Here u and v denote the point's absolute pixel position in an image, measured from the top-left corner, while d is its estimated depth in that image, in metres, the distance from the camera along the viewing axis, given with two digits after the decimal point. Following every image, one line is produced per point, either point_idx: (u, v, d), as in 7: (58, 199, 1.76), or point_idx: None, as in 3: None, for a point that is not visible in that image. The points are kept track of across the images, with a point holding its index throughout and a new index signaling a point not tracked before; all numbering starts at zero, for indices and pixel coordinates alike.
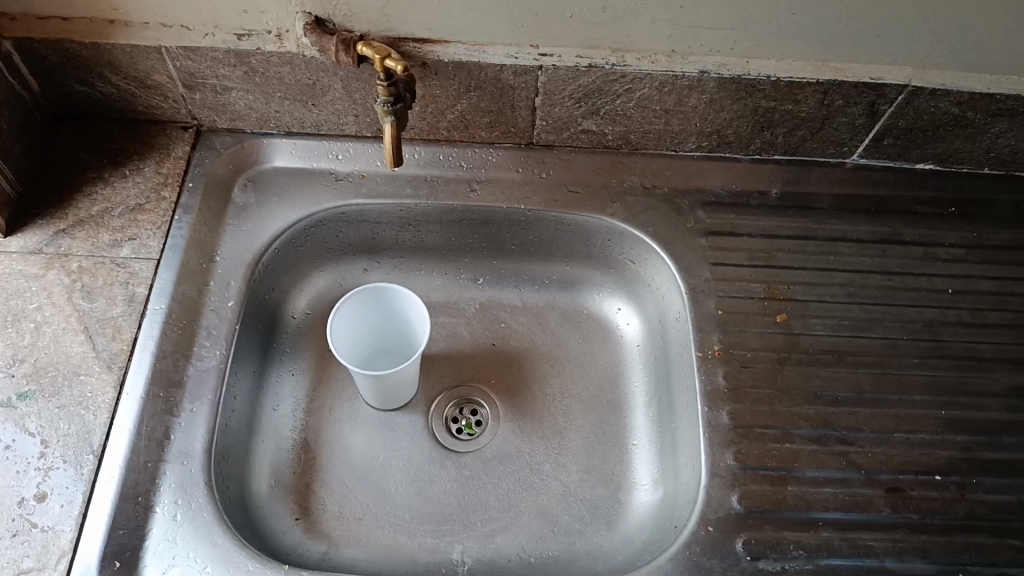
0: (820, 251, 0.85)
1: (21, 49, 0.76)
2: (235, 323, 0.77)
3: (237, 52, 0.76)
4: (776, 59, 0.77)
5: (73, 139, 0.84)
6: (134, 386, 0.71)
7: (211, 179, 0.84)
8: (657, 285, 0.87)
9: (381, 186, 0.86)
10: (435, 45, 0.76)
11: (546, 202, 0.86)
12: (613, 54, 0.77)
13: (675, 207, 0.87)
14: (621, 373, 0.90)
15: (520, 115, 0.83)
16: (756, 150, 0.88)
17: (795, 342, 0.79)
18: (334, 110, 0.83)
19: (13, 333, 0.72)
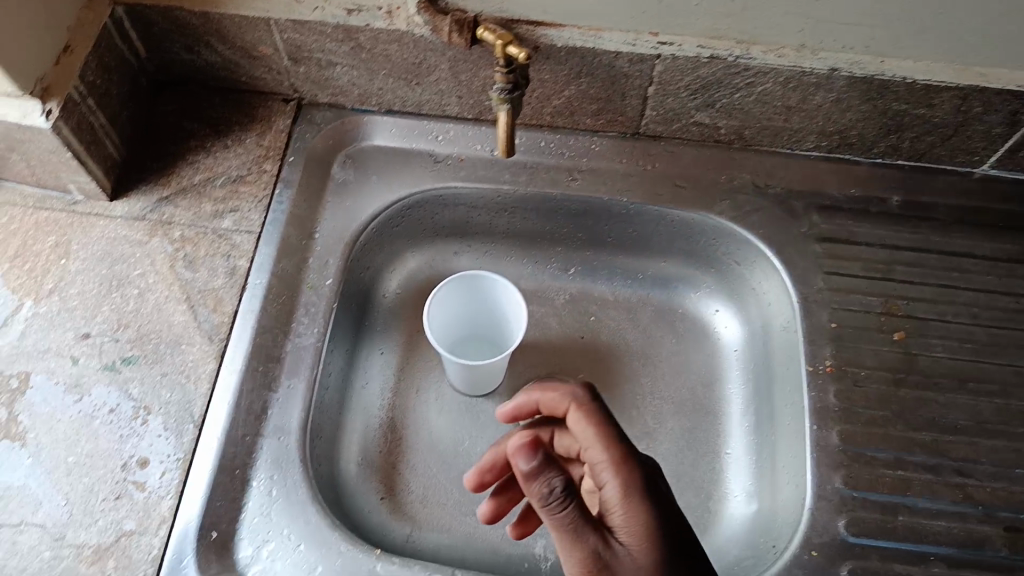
0: (944, 267, 0.80)
1: (131, 14, 0.75)
2: (332, 302, 0.77)
3: (346, 27, 0.73)
4: (914, 60, 0.71)
5: (177, 104, 0.84)
6: (234, 358, 0.72)
7: (310, 154, 0.83)
8: (763, 290, 0.83)
9: (482, 171, 0.84)
10: (550, 28, 0.72)
11: (650, 197, 0.83)
12: (738, 46, 0.72)
13: (787, 209, 0.82)
14: (715, 378, 0.87)
15: (629, 104, 0.80)
16: (879, 153, 0.83)
17: (911, 362, 0.76)
18: (437, 90, 0.81)
19: (118, 298, 0.73)
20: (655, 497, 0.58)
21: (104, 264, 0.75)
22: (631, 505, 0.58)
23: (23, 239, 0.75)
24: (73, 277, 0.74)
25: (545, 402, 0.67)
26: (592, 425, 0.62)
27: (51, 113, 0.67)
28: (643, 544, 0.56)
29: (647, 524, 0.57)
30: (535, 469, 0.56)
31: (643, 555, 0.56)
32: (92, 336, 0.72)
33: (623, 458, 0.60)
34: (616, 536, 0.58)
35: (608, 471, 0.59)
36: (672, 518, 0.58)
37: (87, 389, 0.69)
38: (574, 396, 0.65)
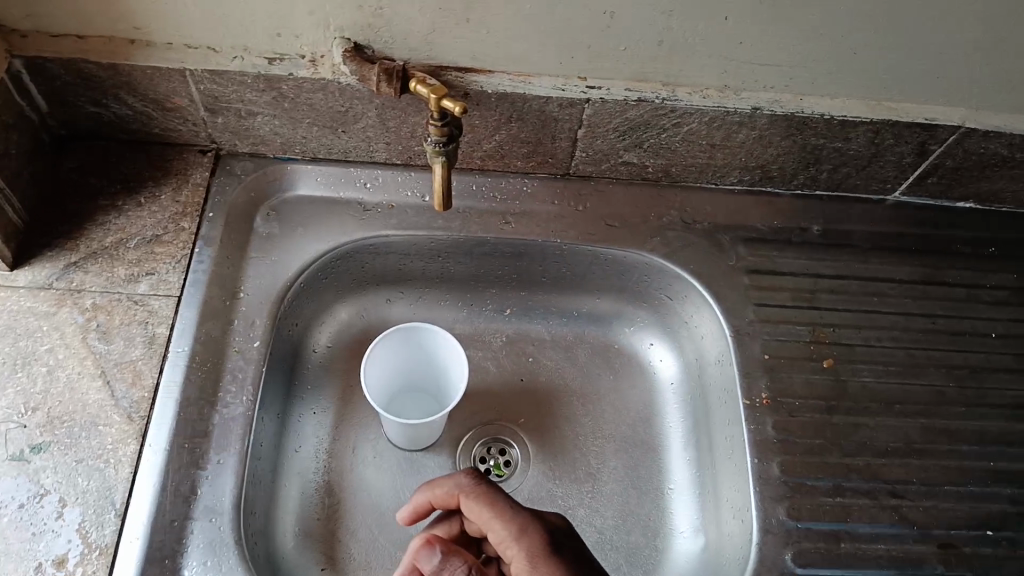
0: (864, 292, 0.83)
1: (32, 67, 0.71)
2: (261, 366, 0.72)
3: (268, 77, 0.71)
4: (829, 97, 0.75)
5: (82, 161, 0.79)
6: (157, 437, 0.66)
7: (231, 208, 0.79)
8: (696, 324, 0.84)
9: (413, 217, 0.82)
10: (480, 74, 0.72)
11: (583, 236, 0.82)
12: (663, 88, 0.73)
13: (716, 243, 0.83)
14: (656, 413, 0.87)
15: (559, 146, 0.79)
16: (800, 185, 0.85)
17: (842, 389, 0.78)
18: (365, 137, 0.79)
19: (24, 378, 0.68)
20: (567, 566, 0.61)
21: (7, 339, 0.69)
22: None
23: None
24: None
25: (437, 500, 0.68)
26: (501, 519, 0.64)
27: None
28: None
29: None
30: (435, 567, 0.60)
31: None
32: None
33: (517, 544, 0.63)
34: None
35: (507, 550, 0.64)
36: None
37: None
38: (460, 486, 0.67)
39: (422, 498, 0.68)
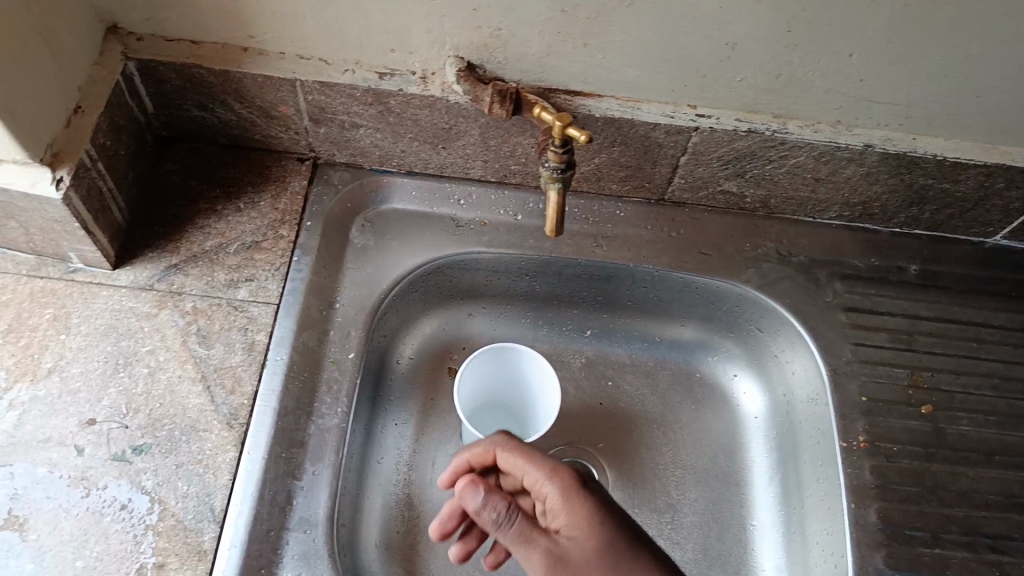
0: (964, 337, 0.81)
1: (144, 70, 0.70)
2: (355, 377, 0.73)
3: (377, 91, 0.71)
4: (943, 138, 0.73)
5: (181, 163, 0.79)
6: (255, 445, 0.67)
7: (328, 218, 0.79)
8: (788, 360, 0.83)
9: (506, 236, 0.82)
10: (588, 98, 0.71)
11: (676, 264, 0.81)
12: (775, 120, 0.72)
13: (811, 277, 0.82)
14: (738, 446, 0.86)
15: (659, 172, 0.78)
16: (900, 222, 0.83)
17: (941, 436, 0.76)
18: (463, 154, 0.79)
19: (126, 378, 0.68)
20: (601, 508, 0.57)
21: (110, 338, 0.70)
22: (562, 522, 0.58)
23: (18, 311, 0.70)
24: (75, 354, 0.69)
25: (473, 460, 0.66)
26: (533, 464, 0.61)
27: (61, 181, 0.62)
28: (578, 536, 0.56)
29: (583, 535, 0.56)
30: (478, 506, 0.57)
31: (585, 556, 0.55)
32: (99, 423, 0.66)
33: (549, 484, 0.60)
34: (575, 552, 0.55)
35: (544, 487, 0.60)
36: (609, 519, 0.57)
37: (95, 482, 0.64)
38: (494, 441, 0.64)
39: (465, 455, 0.66)
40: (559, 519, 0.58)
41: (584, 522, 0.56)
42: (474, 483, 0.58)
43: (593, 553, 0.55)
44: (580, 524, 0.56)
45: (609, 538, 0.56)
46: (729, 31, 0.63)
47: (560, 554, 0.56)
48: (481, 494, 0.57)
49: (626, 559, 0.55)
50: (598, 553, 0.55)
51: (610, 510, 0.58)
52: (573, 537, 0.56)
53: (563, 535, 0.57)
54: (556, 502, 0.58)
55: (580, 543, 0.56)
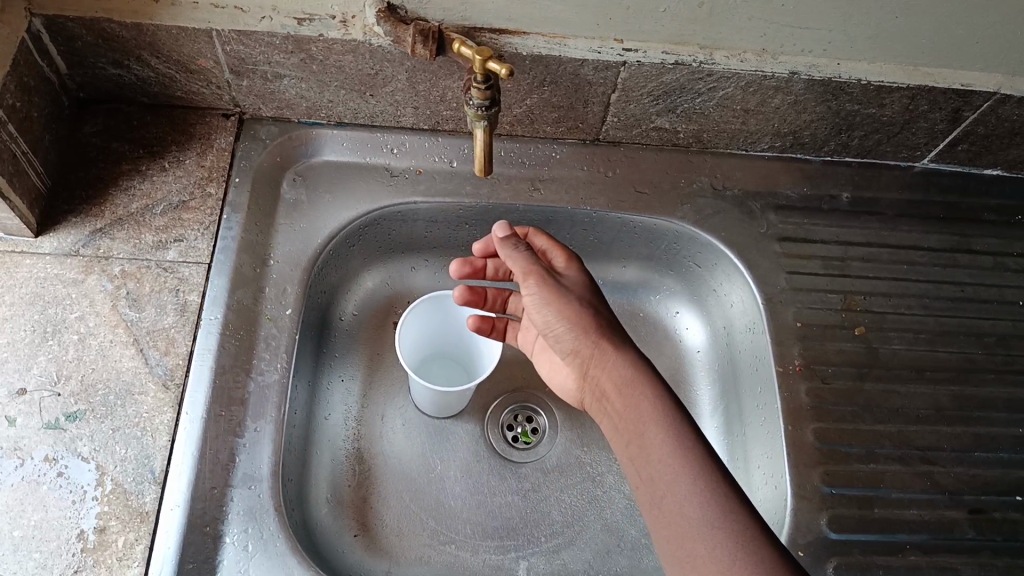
0: (894, 260, 0.83)
1: (50, 27, 0.67)
2: (294, 333, 0.72)
3: (297, 38, 0.69)
4: (866, 62, 0.74)
5: (101, 125, 0.76)
6: (193, 405, 0.67)
7: (258, 174, 0.77)
8: (725, 292, 0.84)
9: (441, 184, 0.81)
10: (514, 36, 0.70)
11: (613, 203, 0.82)
12: (701, 51, 0.72)
13: (746, 210, 0.83)
14: (683, 380, 0.87)
15: (591, 111, 0.78)
16: (830, 151, 0.85)
17: (874, 356, 0.78)
18: (392, 101, 0.77)
19: (55, 346, 0.67)
20: (590, 303, 0.67)
21: (36, 307, 0.68)
22: (585, 295, 0.67)
23: None
24: (1, 323, 0.67)
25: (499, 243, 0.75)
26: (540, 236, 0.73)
27: None
28: (570, 329, 0.65)
29: (574, 314, 0.65)
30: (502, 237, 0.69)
31: (595, 349, 0.65)
32: (29, 392, 0.65)
33: (575, 273, 0.70)
34: (584, 345, 0.65)
35: (569, 274, 0.70)
36: (602, 322, 0.65)
37: (29, 452, 0.63)
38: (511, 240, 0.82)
39: (480, 243, 0.76)
40: (580, 289, 0.68)
41: (573, 308, 0.65)
42: (506, 237, 0.68)
43: (596, 342, 0.64)
44: (561, 309, 0.66)
45: (597, 327, 0.65)
46: None
47: (578, 345, 0.66)
48: (514, 244, 0.68)
49: (615, 347, 0.64)
50: (605, 354, 0.64)
51: (601, 307, 0.66)
52: (572, 328, 0.65)
53: (584, 297, 0.67)
54: (566, 280, 0.69)
55: (582, 334, 0.65)
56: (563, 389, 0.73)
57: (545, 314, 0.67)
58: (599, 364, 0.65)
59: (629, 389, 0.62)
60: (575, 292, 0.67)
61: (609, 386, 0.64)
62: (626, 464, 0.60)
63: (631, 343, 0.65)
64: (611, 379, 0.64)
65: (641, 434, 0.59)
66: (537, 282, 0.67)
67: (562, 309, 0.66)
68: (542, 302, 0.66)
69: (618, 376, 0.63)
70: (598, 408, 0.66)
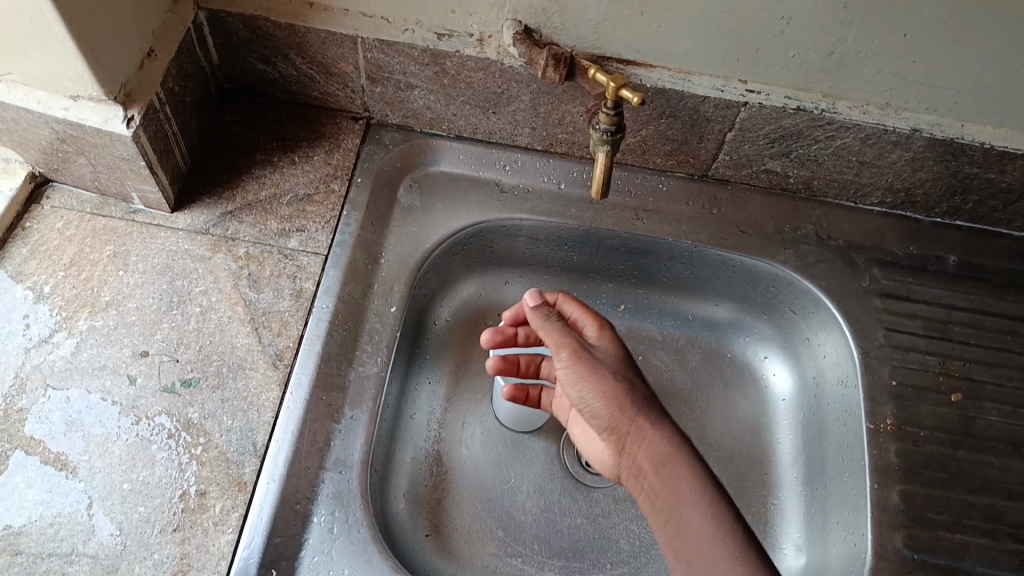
0: (998, 329, 0.81)
1: (212, 20, 0.73)
2: (396, 331, 0.75)
3: (435, 52, 0.72)
4: (992, 126, 0.73)
5: (241, 115, 0.82)
6: (298, 386, 0.69)
7: (378, 176, 0.81)
8: (819, 342, 0.83)
9: (548, 204, 0.83)
10: (640, 68, 0.72)
11: (715, 241, 0.82)
12: (824, 99, 0.73)
13: (849, 262, 0.83)
14: (765, 426, 0.87)
15: (705, 147, 0.79)
16: (941, 212, 0.84)
17: (969, 425, 0.76)
18: (512, 120, 0.80)
19: (178, 316, 0.71)
20: (620, 373, 0.69)
21: (165, 277, 0.73)
22: (617, 366, 0.69)
23: (79, 246, 0.73)
24: (132, 289, 0.72)
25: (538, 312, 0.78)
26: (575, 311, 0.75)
27: (132, 119, 0.65)
28: (606, 405, 0.67)
29: (607, 388, 0.67)
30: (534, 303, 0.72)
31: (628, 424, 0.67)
32: (151, 354, 0.69)
33: (607, 343, 0.72)
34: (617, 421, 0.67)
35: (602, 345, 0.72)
36: (634, 394, 0.67)
37: (145, 412, 0.66)
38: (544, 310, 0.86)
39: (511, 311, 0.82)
40: (616, 362, 0.70)
41: (605, 383, 0.68)
42: (538, 306, 0.72)
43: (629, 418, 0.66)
44: (596, 385, 0.68)
45: (630, 403, 0.67)
46: (785, 5, 0.64)
47: (609, 420, 0.68)
48: (546, 316, 0.71)
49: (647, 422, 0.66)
50: (639, 432, 0.66)
51: (632, 377, 0.68)
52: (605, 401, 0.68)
53: (616, 368, 0.69)
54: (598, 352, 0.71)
55: (615, 409, 0.67)
56: (599, 460, 0.75)
57: (579, 390, 0.69)
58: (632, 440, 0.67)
59: (663, 467, 0.64)
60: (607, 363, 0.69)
61: (645, 463, 0.66)
62: (663, 539, 0.62)
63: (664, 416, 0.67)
64: (647, 456, 0.65)
65: (680, 512, 0.61)
66: (569, 355, 0.70)
67: (594, 386, 0.68)
68: (576, 381, 0.69)
69: (654, 452, 0.65)
70: (633, 484, 0.68)
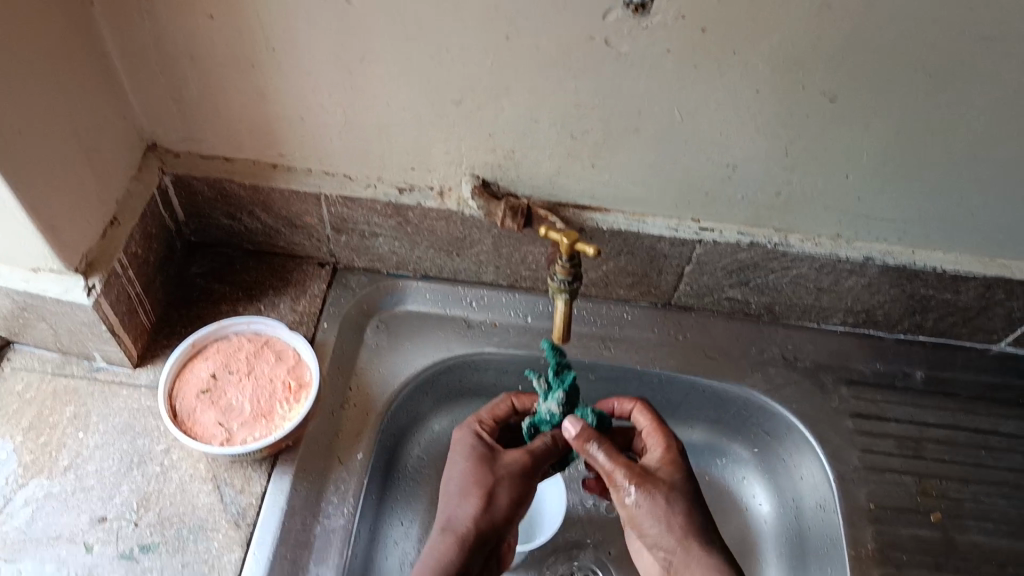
0: (971, 445, 0.81)
1: (178, 183, 0.75)
2: (362, 477, 0.74)
3: (397, 206, 0.74)
4: (942, 250, 0.75)
5: (207, 267, 0.83)
6: (261, 546, 0.68)
7: (344, 319, 0.82)
8: (793, 464, 0.83)
9: (514, 337, 0.84)
10: (596, 212, 0.74)
11: (682, 366, 0.83)
12: (776, 233, 0.75)
13: (817, 382, 0.83)
14: (746, 552, 0.84)
15: (665, 279, 0.81)
16: (904, 329, 0.85)
17: (950, 546, 0.76)
18: (476, 261, 0.81)
19: (138, 477, 0.71)
20: (530, 475, 0.70)
21: (125, 438, 0.73)
22: None
23: (40, 408, 0.74)
24: (92, 451, 0.72)
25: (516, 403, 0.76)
26: (593, 450, 0.67)
27: (93, 289, 0.66)
28: (662, 519, 0.65)
29: (692, 491, 0.67)
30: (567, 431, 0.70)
31: (688, 551, 0.64)
32: (109, 520, 0.68)
33: (679, 446, 0.71)
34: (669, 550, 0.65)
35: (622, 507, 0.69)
36: (506, 524, 0.68)
37: None
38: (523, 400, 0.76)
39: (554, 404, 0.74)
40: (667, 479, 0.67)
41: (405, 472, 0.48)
42: (586, 437, 0.67)
43: None
44: (650, 513, 0.65)
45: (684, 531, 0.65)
46: (731, 154, 0.66)
47: (451, 529, 0.66)
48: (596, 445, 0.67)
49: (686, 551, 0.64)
50: None
51: (662, 491, 0.66)
52: None
53: (510, 517, 0.68)
54: (464, 466, 0.69)
55: None
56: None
57: None
58: (474, 548, 0.66)
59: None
60: (492, 512, 0.67)
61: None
62: None
63: (682, 528, 0.65)
64: None
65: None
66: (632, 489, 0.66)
67: (470, 501, 0.67)
68: None
69: (718, 566, 0.63)
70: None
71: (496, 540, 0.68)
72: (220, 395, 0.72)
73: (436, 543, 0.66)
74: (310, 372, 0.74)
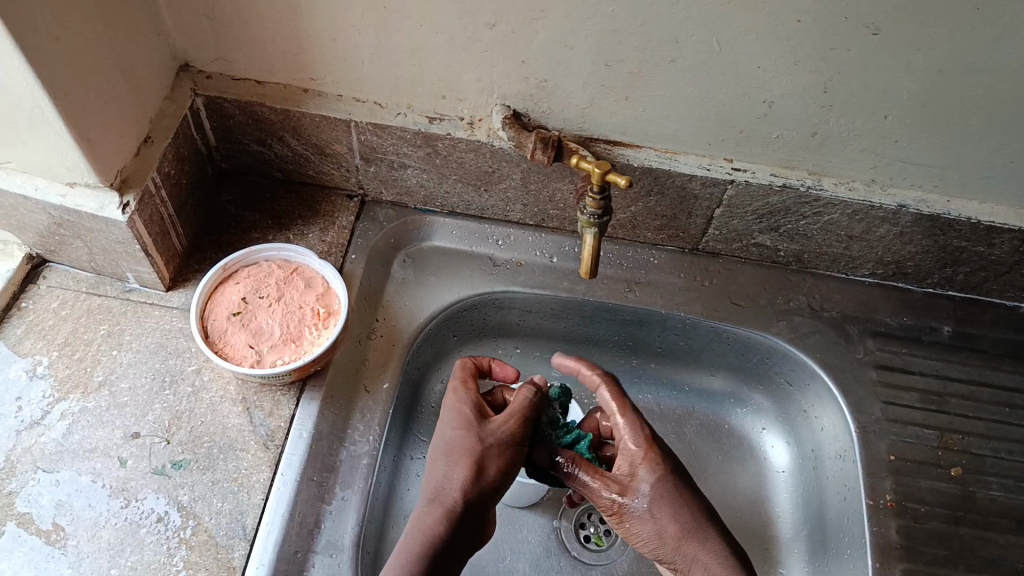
0: (996, 402, 0.81)
1: (210, 106, 0.75)
2: (387, 407, 0.75)
3: (426, 134, 0.74)
4: (978, 201, 0.74)
5: (238, 194, 0.84)
6: (288, 467, 0.69)
7: (372, 251, 0.82)
8: (816, 415, 0.83)
9: (540, 276, 0.83)
10: (627, 148, 0.73)
11: (707, 312, 0.83)
12: (810, 176, 0.74)
13: (843, 333, 0.83)
14: (765, 499, 0.85)
15: (694, 223, 0.80)
16: (933, 283, 0.84)
17: (969, 499, 0.76)
18: (504, 198, 0.81)
19: (170, 396, 0.72)
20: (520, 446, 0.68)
21: (158, 357, 0.74)
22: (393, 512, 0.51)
23: (74, 325, 0.75)
24: (125, 369, 0.73)
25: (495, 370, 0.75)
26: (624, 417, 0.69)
27: (127, 205, 0.67)
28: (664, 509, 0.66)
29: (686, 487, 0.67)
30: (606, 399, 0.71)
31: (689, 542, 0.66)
32: (142, 436, 0.70)
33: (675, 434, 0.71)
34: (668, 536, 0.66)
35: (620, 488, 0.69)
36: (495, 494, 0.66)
37: (136, 494, 0.67)
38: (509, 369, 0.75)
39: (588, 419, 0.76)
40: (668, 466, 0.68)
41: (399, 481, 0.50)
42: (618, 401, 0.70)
43: None
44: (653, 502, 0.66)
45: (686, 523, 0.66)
46: (768, 90, 0.65)
47: (439, 499, 0.64)
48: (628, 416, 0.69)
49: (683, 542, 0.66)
50: None
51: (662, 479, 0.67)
52: None
53: (498, 484, 0.66)
54: (453, 433, 0.68)
55: None
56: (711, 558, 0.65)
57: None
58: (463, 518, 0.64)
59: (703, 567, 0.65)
60: (480, 479, 0.65)
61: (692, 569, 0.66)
62: None
63: (681, 514, 0.66)
64: None
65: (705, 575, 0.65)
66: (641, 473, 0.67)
67: (458, 468, 0.65)
68: None
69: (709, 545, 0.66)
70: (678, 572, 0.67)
71: (483, 511, 0.66)
72: (250, 317, 0.72)
73: (424, 513, 0.64)
74: (339, 300, 0.74)
